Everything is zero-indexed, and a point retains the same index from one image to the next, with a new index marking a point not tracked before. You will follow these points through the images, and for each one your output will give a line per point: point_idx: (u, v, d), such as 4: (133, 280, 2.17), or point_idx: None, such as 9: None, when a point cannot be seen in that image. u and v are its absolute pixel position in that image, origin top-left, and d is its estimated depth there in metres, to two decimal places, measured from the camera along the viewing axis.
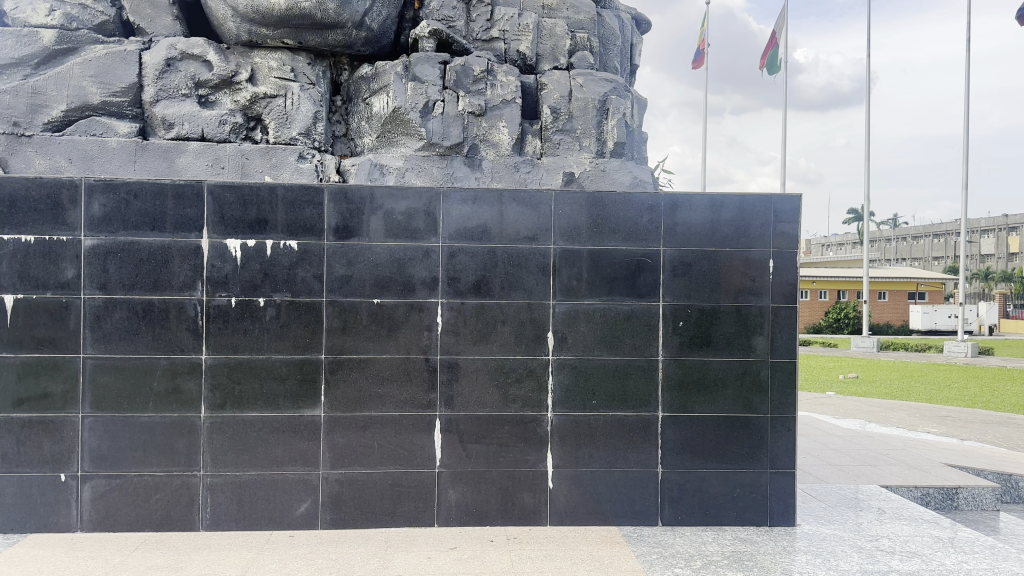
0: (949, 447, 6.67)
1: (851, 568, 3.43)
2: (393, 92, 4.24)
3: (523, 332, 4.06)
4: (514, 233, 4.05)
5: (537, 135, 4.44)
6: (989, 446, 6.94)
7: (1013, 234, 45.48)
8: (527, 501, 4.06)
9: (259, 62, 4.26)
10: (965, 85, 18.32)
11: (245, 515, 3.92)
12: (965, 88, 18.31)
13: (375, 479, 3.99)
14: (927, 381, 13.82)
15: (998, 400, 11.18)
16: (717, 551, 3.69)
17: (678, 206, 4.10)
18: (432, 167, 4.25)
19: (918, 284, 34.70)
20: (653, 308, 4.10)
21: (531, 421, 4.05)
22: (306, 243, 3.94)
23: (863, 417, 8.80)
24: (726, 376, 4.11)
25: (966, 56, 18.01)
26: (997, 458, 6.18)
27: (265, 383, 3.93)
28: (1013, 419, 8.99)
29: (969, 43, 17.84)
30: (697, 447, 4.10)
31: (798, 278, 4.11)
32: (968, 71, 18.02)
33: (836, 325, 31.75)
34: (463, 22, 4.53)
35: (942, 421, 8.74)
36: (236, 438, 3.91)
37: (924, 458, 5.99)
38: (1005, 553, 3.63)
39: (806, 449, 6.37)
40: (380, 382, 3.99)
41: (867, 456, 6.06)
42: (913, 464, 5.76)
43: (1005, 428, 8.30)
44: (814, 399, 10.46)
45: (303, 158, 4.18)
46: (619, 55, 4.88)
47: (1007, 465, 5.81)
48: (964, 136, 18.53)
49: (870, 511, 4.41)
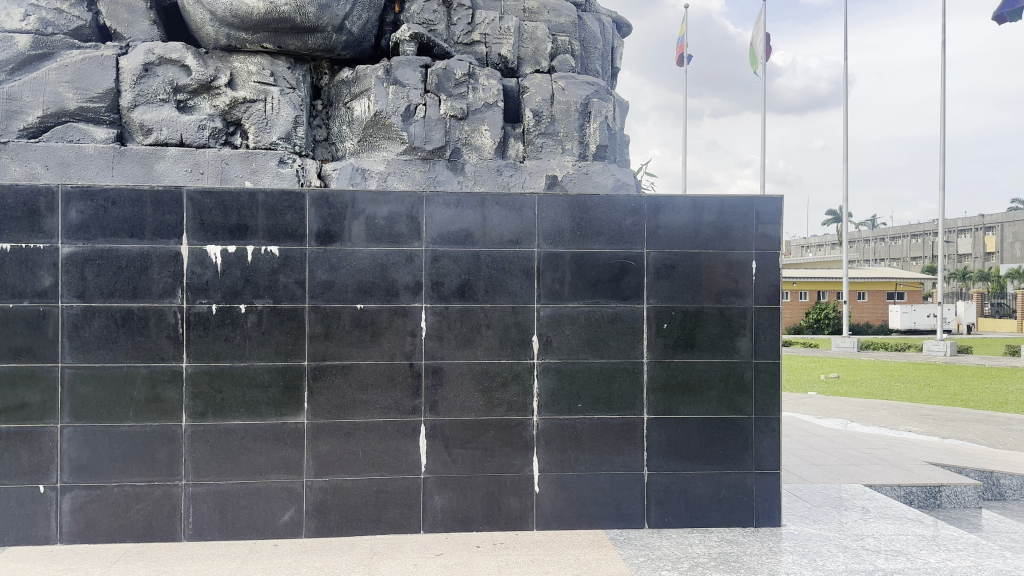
0: (931, 445, 6.74)
1: (837, 568, 3.44)
2: (375, 96, 4.21)
3: (508, 335, 4.05)
4: (497, 237, 4.04)
5: (519, 138, 4.42)
6: (970, 445, 7.02)
7: (989, 234, 46.11)
8: (514, 505, 4.04)
9: (239, 67, 4.23)
10: (941, 86, 18.57)
11: (227, 525, 3.88)
12: (941, 89, 18.55)
13: (361, 486, 3.95)
14: (906, 380, 13.96)
15: (979, 398, 11.27)
16: (704, 552, 3.69)
17: (660, 208, 4.11)
18: (415, 171, 4.23)
19: (897, 284, 35.10)
20: (637, 309, 4.11)
21: (516, 425, 4.04)
22: (288, 249, 3.91)
23: (845, 417, 8.85)
24: (711, 377, 4.12)
25: (942, 58, 18.27)
26: (980, 456, 6.24)
27: (247, 390, 3.89)
28: (994, 417, 9.10)
29: (944, 45, 18.11)
30: (681, 448, 4.11)
31: (780, 279, 4.14)
32: (944, 73, 18.27)
33: (817, 325, 32.00)
34: (444, 26, 4.52)
35: (924, 419, 8.83)
36: (218, 446, 3.87)
37: (908, 457, 6.04)
38: (988, 551, 3.67)
39: (789, 449, 6.40)
40: (364, 388, 3.96)
41: (851, 455, 6.10)
42: (897, 463, 5.80)
43: (986, 426, 8.39)
44: (797, 399, 10.51)
45: (284, 163, 4.15)
46: (600, 59, 4.91)
47: (991, 463, 5.86)
48: (940, 137, 18.76)
49: (857, 511, 4.43)
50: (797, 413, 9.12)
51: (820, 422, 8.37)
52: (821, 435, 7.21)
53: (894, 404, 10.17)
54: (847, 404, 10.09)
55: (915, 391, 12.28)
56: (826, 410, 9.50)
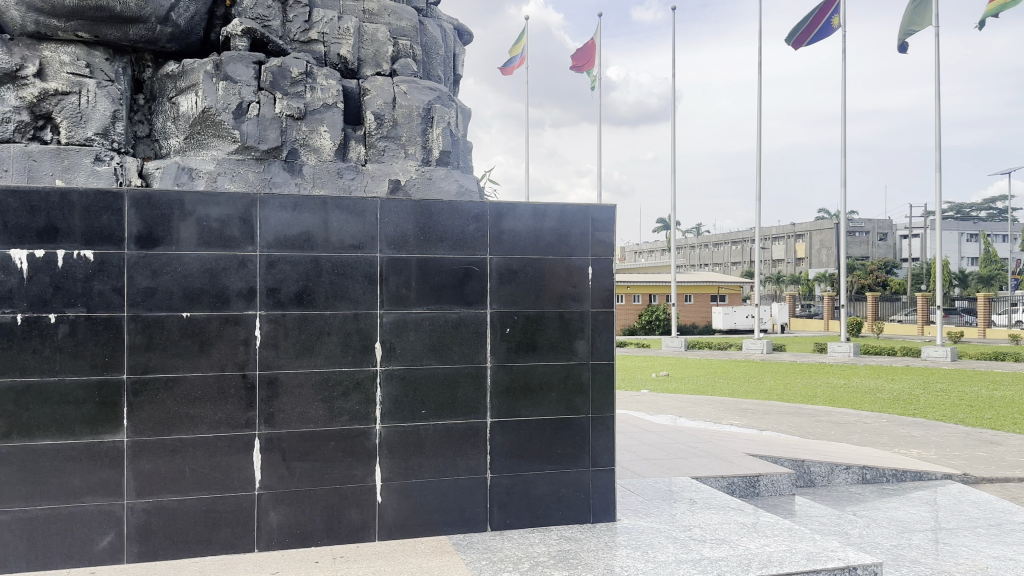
0: (751, 437, 7.31)
1: (668, 558, 3.64)
2: (203, 91, 3.96)
3: (350, 342, 3.95)
4: (337, 241, 3.93)
5: (361, 141, 4.33)
6: (784, 435, 7.68)
7: (800, 241, 50.72)
8: (355, 516, 3.94)
9: (48, 53, 3.85)
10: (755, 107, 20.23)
11: (33, 555, 3.50)
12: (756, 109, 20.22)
13: (189, 505, 3.71)
14: (729, 376, 15.11)
15: (790, 392, 12.41)
16: (545, 551, 3.78)
17: (502, 213, 4.17)
18: (248, 172, 4.03)
19: (720, 287, 37.84)
20: (480, 314, 4.14)
21: (358, 435, 3.95)
22: (104, 253, 3.59)
23: (675, 412, 9.43)
24: (551, 380, 4.24)
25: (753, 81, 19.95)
26: (792, 445, 6.84)
27: (57, 409, 3.54)
28: (804, 408, 10.04)
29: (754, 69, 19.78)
30: (524, 449, 4.19)
31: (615, 283, 4.33)
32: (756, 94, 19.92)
33: (649, 327, 33.97)
34: (280, 22, 4.34)
35: (745, 412, 9.58)
36: (22, 470, 3.49)
37: (730, 448, 6.51)
38: (799, 534, 4.03)
39: (625, 445, 6.71)
40: (192, 403, 3.72)
41: (680, 450, 6.48)
42: (721, 454, 6.24)
43: (798, 417, 9.23)
44: (634, 396, 11.07)
45: (99, 160, 3.81)
46: (443, 65, 4.92)
47: (800, 451, 6.44)
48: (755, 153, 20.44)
49: (685, 503, 4.71)
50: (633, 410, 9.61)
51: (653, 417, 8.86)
52: (653, 431, 7.63)
53: (718, 399, 10.97)
54: (677, 400, 10.75)
55: (736, 386, 13.32)
56: (659, 406, 10.08)
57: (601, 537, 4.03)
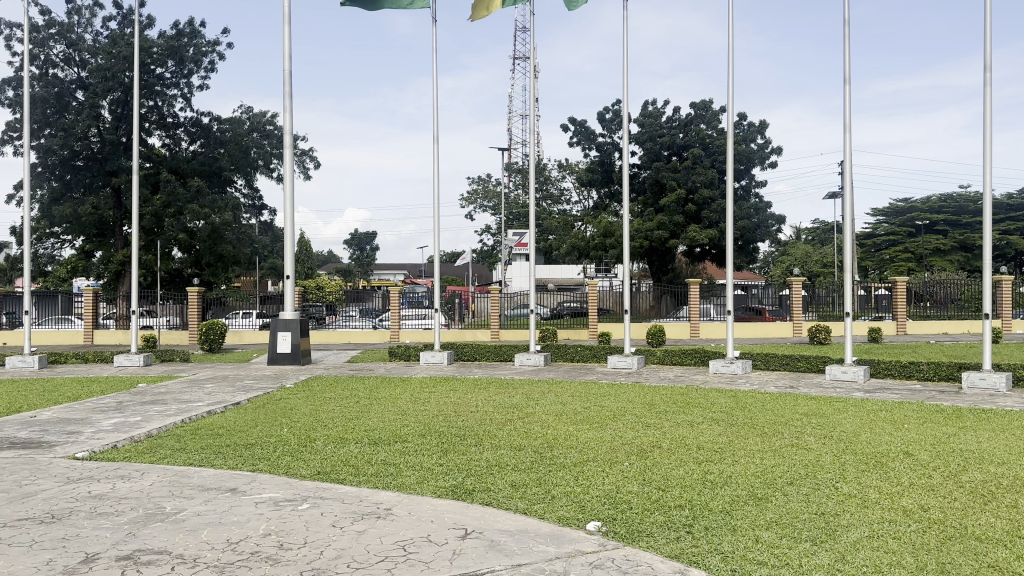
0: (849, 505, 5.52)
1: None
2: None
3: None
4: None
5: None
6: (868, 488, 6.00)
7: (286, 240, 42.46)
8: None
9: None
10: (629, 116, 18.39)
11: None
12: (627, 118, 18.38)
13: None
14: (666, 385, 13.44)
15: (759, 403, 10.97)
16: None
17: None
18: None
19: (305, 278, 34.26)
20: None
21: None
22: None
23: (692, 448, 7.58)
24: None
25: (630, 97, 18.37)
26: (925, 523, 5.10)
27: None
28: (819, 433, 8.46)
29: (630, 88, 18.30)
30: None
31: None
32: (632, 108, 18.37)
33: None
34: None
35: (771, 443, 7.83)
36: None
37: (861, 544, 4.69)
38: None
39: (728, 550, 4.62)
40: None
41: (803, 554, 4.53)
42: (870, 567, 4.34)
43: (838, 449, 7.55)
44: (605, 422, 9.26)
45: None
46: None
47: (956, 541, 4.74)
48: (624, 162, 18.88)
49: None
50: (638, 446, 7.69)
51: (673, 462, 6.89)
52: (716, 500, 5.68)
53: (707, 422, 9.26)
54: (665, 428, 8.88)
55: (698, 396, 11.73)
56: (659, 437, 8.18)
57: (362, 496, 5.76)
